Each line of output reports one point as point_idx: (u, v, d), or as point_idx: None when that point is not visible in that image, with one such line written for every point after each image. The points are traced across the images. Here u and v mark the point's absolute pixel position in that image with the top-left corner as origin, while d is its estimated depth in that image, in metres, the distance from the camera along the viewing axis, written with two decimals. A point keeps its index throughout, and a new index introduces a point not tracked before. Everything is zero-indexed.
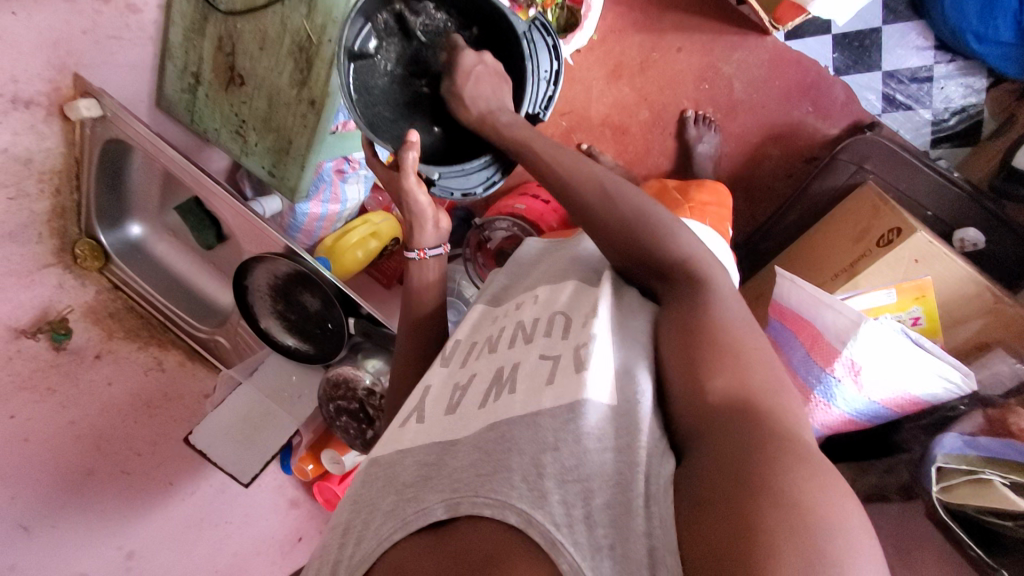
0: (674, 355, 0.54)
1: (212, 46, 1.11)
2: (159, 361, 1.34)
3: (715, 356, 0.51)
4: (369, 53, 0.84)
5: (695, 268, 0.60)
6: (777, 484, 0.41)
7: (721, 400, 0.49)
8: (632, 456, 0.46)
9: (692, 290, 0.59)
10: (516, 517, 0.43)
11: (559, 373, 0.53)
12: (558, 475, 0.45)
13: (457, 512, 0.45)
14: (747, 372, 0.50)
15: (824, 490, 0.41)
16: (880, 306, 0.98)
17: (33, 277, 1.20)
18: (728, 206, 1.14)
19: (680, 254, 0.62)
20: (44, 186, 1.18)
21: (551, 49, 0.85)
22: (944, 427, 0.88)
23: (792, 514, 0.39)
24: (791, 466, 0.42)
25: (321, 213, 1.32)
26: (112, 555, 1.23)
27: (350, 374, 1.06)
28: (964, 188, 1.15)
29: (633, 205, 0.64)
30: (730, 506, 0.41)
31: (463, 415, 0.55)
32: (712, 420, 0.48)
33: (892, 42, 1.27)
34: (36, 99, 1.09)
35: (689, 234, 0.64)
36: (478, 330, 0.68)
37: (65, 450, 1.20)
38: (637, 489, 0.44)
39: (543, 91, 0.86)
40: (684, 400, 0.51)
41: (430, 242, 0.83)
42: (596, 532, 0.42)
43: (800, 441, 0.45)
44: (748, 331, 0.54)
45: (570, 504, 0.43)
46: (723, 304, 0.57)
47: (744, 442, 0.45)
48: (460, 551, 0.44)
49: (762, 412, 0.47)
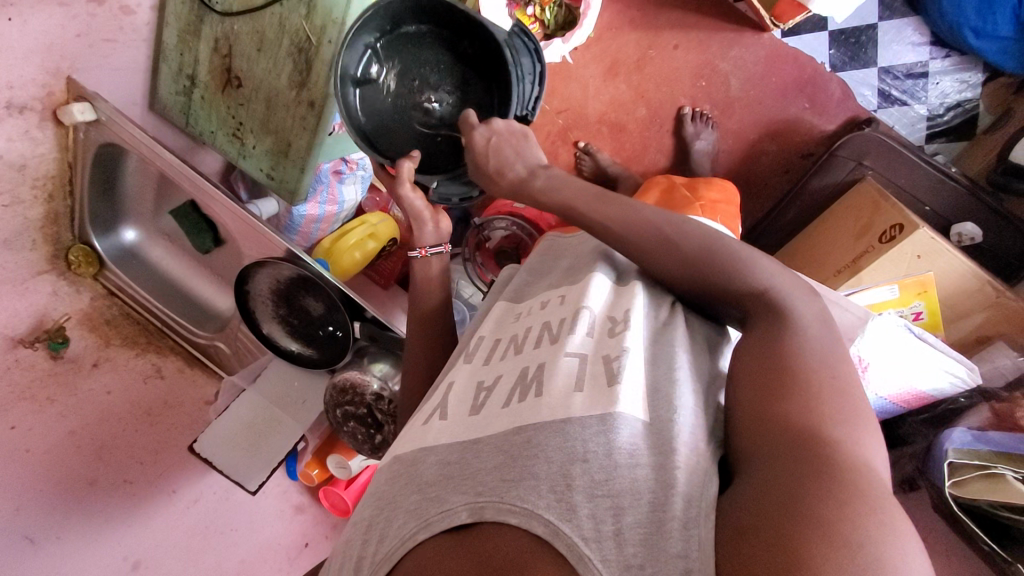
0: (746, 385, 0.51)
1: (208, 47, 1.09)
2: (158, 367, 1.33)
3: (787, 384, 0.48)
4: (371, 79, 0.87)
5: (774, 304, 0.56)
6: (829, 513, 0.38)
7: (782, 425, 0.46)
8: (669, 476, 0.43)
9: (771, 324, 0.55)
10: (544, 528, 0.41)
11: (589, 381, 0.51)
12: (588, 489, 0.43)
13: (481, 516, 0.43)
14: (819, 403, 0.47)
15: (879, 521, 0.38)
16: (882, 302, 1.00)
17: (27, 286, 1.18)
18: (735, 203, 1.14)
19: (759, 287, 0.58)
20: (38, 193, 1.16)
21: (532, 52, 0.86)
22: (949, 420, 0.89)
23: (840, 546, 0.37)
24: (846, 499, 0.39)
25: (318, 215, 1.30)
26: (118, 565, 1.21)
27: (357, 379, 1.05)
28: (961, 183, 1.17)
29: (702, 240, 0.60)
30: (774, 530, 0.39)
31: (487, 416, 0.53)
32: (767, 444, 0.45)
33: (888, 38, 1.27)
34: (30, 104, 1.07)
35: (772, 270, 0.59)
36: (502, 328, 0.67)
37: (65, 462, 1.18)
38: (674, 512, 0.41)
39: (530, 93, 0.86)
40: (745, 425, 0.48)
41: (430, 240, 0.83)
42: (626, 549, 0.40)
43: (867, 476, 0.42)
44: (831, 367, 0.50)
45: (599, 518, 0.41)
46: (796, 334, 0.53)
47: (797, 469, 0.42)
48: (485, 558, 0.42)
49: (829, 442, 0.43)
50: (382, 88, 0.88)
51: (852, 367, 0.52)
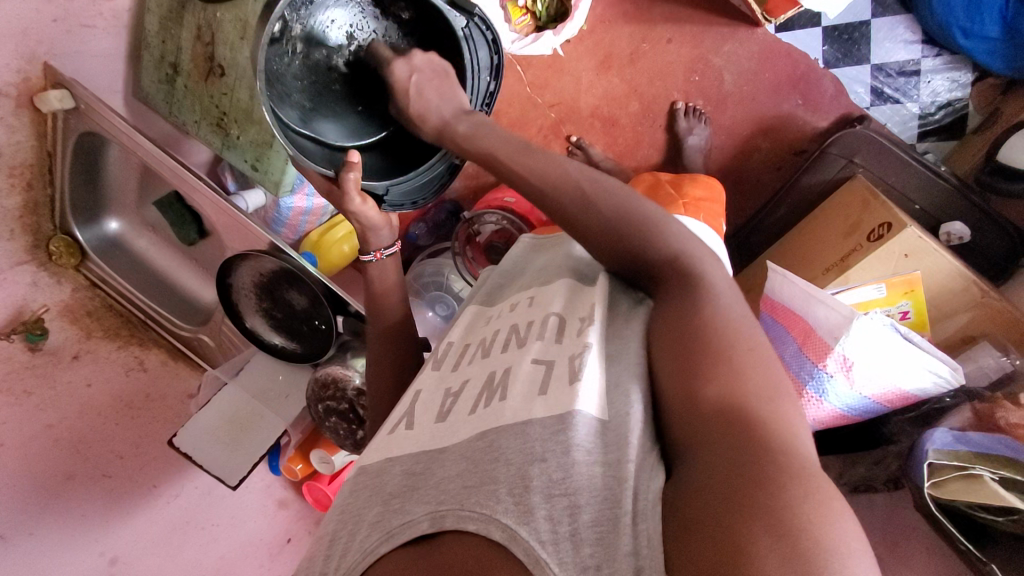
0: (669, 362, 0.49)
1: (191, 35, 1.07)
2: (141, 360, 1.31)
3: (708, 360, 0.47)
4: (276, 37, 0.70)
5: (686, 270, 0.56)
6: (768, 501, 0.37)
7: (712, 407, 0.44)
8: (621, 470, 0.42)
9: (688, 291, 0.54)
10: (501, 533, 0.40)
11: (552, 382, 0.50)
12: (545, 489, 0.42)
13: (442, 525, 0.42)
14: (741, 376, 0.45)
15: (818, 502, 0.37)
16: (869, 301, 0.99)
17: (6, 276, 1.16)
18: (721, 200, 1.12)
19: (672, 254, 0.58)
20: (15, 181, 1.13)
21: (490, 41, 0.78)
22: (932, 418, 0.89)
23: (783, 536, 0.35)
24: (784, 483, 0.38)
25: (306, 207, 1.27)
26: (95, 562, 1.20)
27: (339, 373, 1.06)
28: (950, 181, 1.16)
29: (620, 205, 0.60)
30: (717, 524, 0.37)
31: (453, 423, 0.52)
32: (702, 430, 0.44)
33: (881, 35, 1.26)
34: (3, 90, 1.04)
35: (683, 235, 0.59)
36: (471, 332, 0.66)
37: (43, 454, 1.17)
38: (626, 506, 0.40)
39: (484, 87, 0.81)
40: (674, 407, 0.47)
41: (385, 242, 0.81)
42: (582, 550, 0.39)
43: (799, 454, 0.41)
44: (745, 334, 0.50)
45: (557, 520, 0.40)
46: (710, 303, 0.52)
47: (734, 456, 0.41)
48: (445, 568, 0.41)
49: (758, 422, 0.42)
50: (290, 49, 0.72)
51: (761, 330, 0.51)
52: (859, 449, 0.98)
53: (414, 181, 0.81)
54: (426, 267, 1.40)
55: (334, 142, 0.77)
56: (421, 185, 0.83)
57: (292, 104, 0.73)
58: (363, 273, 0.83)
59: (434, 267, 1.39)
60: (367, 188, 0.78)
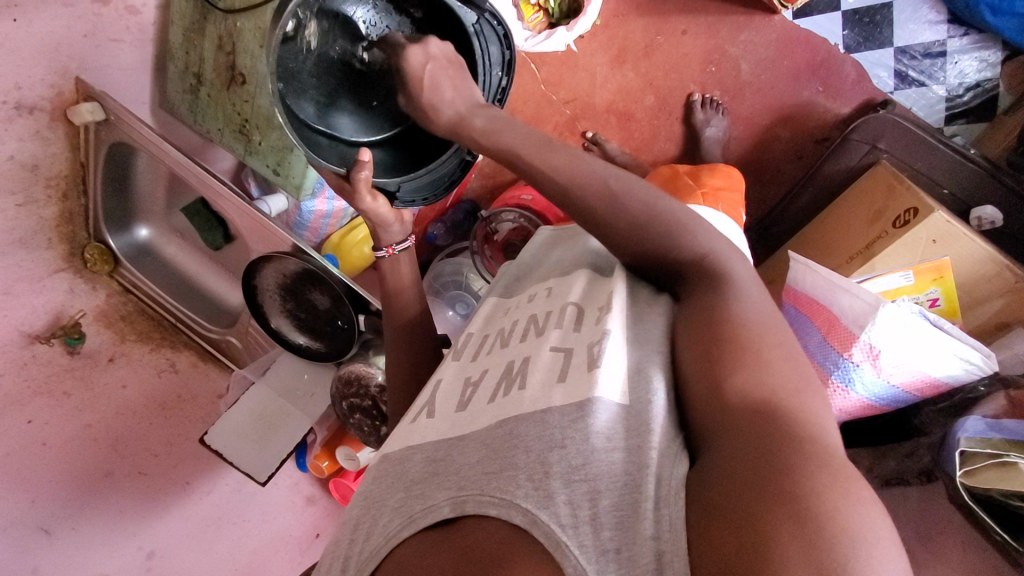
0: (693, 351, 0.49)
1: (212, 45, 1.10)
2: (172, 362, 1.35)
3: (734, 351, 0.46)
4: (289, 36, 0.71)
5: (712, 266, 0.55)
6: (793, 489, 0.36)
7: (737, 397, 0.43)
8: (642, 457, 0.42)
9: (714, 285, 0.54)
10: (521, 517, 0.41)
11: (571, 370, 0.50)
12: (565, 475, 0.42)
13: (463, 510, 0.43)
14: (768, 367, 0.45)
15: (844, 491, 0.37)
16: (899, 289, 0.97)
17: (46, 282, 1.21)
18: (741, 190, 1.11)
19: (699, 254, 0.57)
20: (51, 192, 1.18)
21: (502, 37, 0.77)
22: (965, 408, 0.87)
23: (809, 523, 0.35)
24: (810, 472, 0.37)
25: (327, 210, 1.30)
26: (133, 556, 1.25)
27: (362, 371, 1.09)
28: (980, 164, 1.12)
29: (645, 199, 0.59)
30: (742, 510, 0.37)
31: (472, 411, 0.52)
32: (727, 418, 0.43)
33: (904, 17, 1.22)
34: (39, 104, 1.09)
35: (711, 230, 0.59)
36: (491, 323, 0.66)
37: (81, 453, 1.22)
38: (647, 492, 0.40)
39: (496, 82, 0.79)
40: (699, 396, 0.46)
41: (396, 238, 0.83)
42: (602, 534, 0.39)
43: (826, 445, 0.40)
44: (772, 327, 0.49)
45: (576, 504, 0.41)
46: (735, 300, 0.51)
47: (758, 443, 0.40)
48: (467, 551, 0.42)
49: (785, 414, 0.41)
50: (304, 47, 0.73)
51: (789, 324, 0.50)
52: (893, 440, 0.98)
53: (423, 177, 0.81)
54: (445, 267, 1.41)
55: (351, 139, 0.79)
56: (434, 181, 0.83)
57: (307, 100, 0.75)
58: (379, 271, 0.85)
59: (452, 267, 1.40)
60: (379, 185, 0.79)
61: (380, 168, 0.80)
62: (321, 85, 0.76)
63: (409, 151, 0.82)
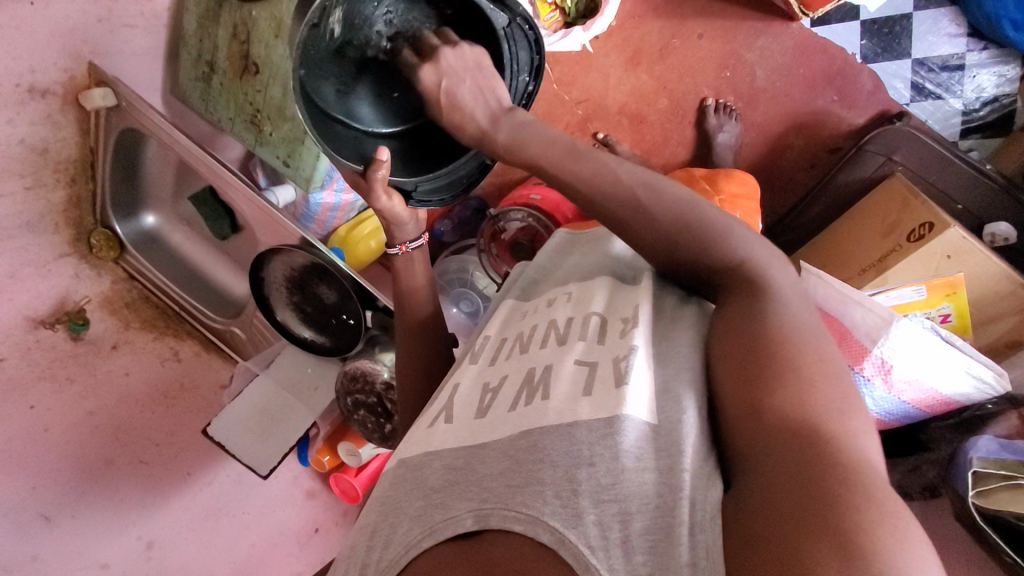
0: (728, 371, 0.48)
1: (227, 34, 1.09)
2: (175, 351, 1.34)
3: (773, 372, 0.45)
4: (314, 23, 0.69)
5: (752, 276, 0.54)
6: (837, 521, 0.36)
7: (776, 420, 0.43)
8: (675, 480, 0.42)
9: (749, 298, 0.52)
10: (548, 536, 0.40)
11: (597, 383, 0.50)
12: (594, 494, 0.42)
13: (486, 523, 0.43)
14: (807, 389, 0.44)
15: (890, 524, 0.36)
16: (908, 303, 0.96)
17: (50, 267, 1.19)
18: (757, 197, 1.11)
19: (735, 265, 0.56)
20: (60, 177, 1.17)
21: (533, 42, 0.75)
22: (974, 427, 0.85)
23: (856, 558, 0.34)
24: (855, 503, 0.36)
25: (334, 204, 1.28)
26: (132, 545, 1.25)
27: (367, 367, 1.07)
28: (996, 180, 1.11)
29: (679, 207, 0.58)
30: (782, 541, 0.36)
31: (492, 419, 0.52)
32: (763, 442, 0.42)
33: (923, 29, 1.21)
34: (51, 88, 1.08)
35: (750, 238, 0.57)
36: (508, 326, 0.66)
37: (84, 439, 1.21)
38: (681, 517, 0.40)
39: (522, 87, 0.78)
40: (737, 416, 0.45)
41: (410, 236, 0.82)
42: (634, 558, 0.39)
43: (870, 472, 0.39)
44: (814, 343, 0.48)
45: (606, 526, 0.40)
46: (775, 311, 0.50)
47: (798, 470, 0.39)
48: (491, 565, 0.41)
49: (824, 438, 0.41)
50: (326, 34, 0.71)
51: (831, 340, 0.49)
52: (899, 454, 0.96)
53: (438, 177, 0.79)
54: (451, 263, 1.41)
55: (368, 127, 0.78)
56: (451, 182, 0.81)
57: (326, 86, 0.74)
58: (391, 269, 0.85)
59: (458, 264, 1.40)
60: (395, 184, 0.77)
61: (396, 164, 0.78)
62: (342, 70, 0.75)
63: (423, 147, 0.80)
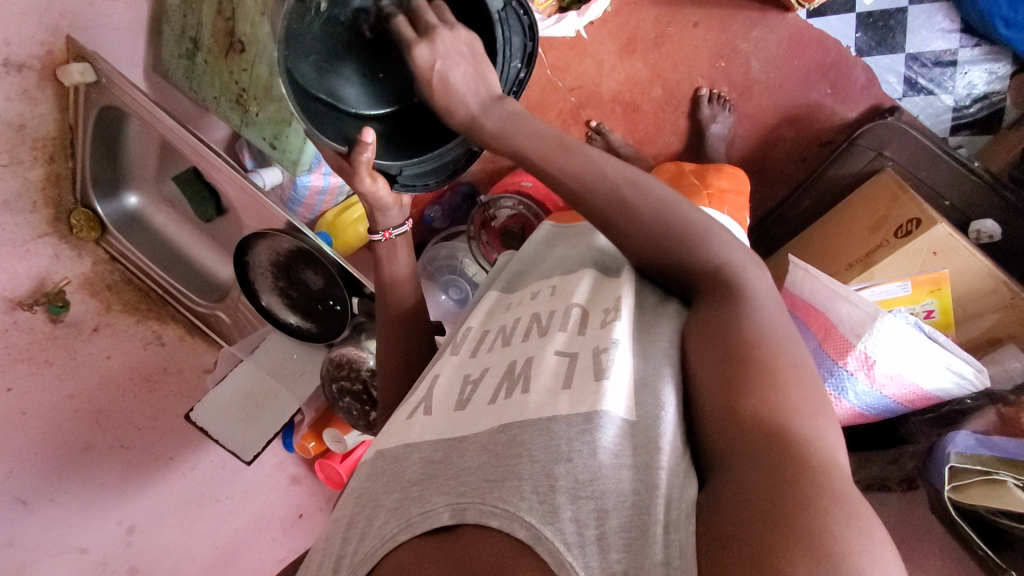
0: (708, 370, 0.48)
1: (212, 10, 1.06)
2: (158, 335, 1.33)
3: (749, 374, 0.46)
4: None
5: (732, 280, 0.54)
6: (809, 523, 0.36)
7: (751, 422, 0.43)
8: (651, 477, 0.42)
9: (729, 300, 0.53)
10: (524, 532, 0.40)
11: (577, 377, 0.49)
12: (571, 490, 0.41)
13: (462, 518, 0.42)
14: (783, 391, 0.44)
15: (858, 528, 0.36)
16: (893, 300, 0.98)
17: (28, 248, 1.18)
18: (746, 192, 1.10)
19: (714, 266, 0.56)
20: (38, 154, 1.14)
21: (527, 28, 0.74)
22: (953, 421, 0.87)
23: (824, 560, 0.34)
24: (826, 505, 0.37)
25: (323, 186, 1.26)
26: (113, 529, 1.25)
27: (354, 354, 1.07)
28: (982, 177, 1.12)
29: (661, 207, 0.58)
30: (754, 540, 0.36)
31: (472, 412, 0.51)
32: (738, 441, 0.43)
33: (918, 23, 1.21)
34: (28, 62, 1.05)
35: (730, 242, 0.57)
36: (492, 318, 0.65)
37: (63, 423, 1.19)
38: (655, 515, 0.40)
39: (514, 73, 0.77)
40: (714, 417, 0.45)
41: (393, 222, 0.81)
42: (608, 556, 0.39)
43: (839, 475, 0.39)
44: (789, 347, 0.48)
45: (582, 523, 0.40)
46: (752, 314, 0.51)
47: (772, 471, 0.39)
48: (466, 561, 0.41)
49: (797, 440, 0.41)
50: (312, 7, 0.70)
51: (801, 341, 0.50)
52: (880, 446, 0.98)
53: (424, 162, 0.79)
54: (440, 250, 1.39)
55: (353, 108, 0.76)
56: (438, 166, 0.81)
57: (307, 63, 0.72)
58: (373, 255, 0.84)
59: (447, 251, 1.39)
60: (381, 167, 0.76)
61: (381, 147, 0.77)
62: (324, 47, 0.73)
63: (411, 130, 0.79)
